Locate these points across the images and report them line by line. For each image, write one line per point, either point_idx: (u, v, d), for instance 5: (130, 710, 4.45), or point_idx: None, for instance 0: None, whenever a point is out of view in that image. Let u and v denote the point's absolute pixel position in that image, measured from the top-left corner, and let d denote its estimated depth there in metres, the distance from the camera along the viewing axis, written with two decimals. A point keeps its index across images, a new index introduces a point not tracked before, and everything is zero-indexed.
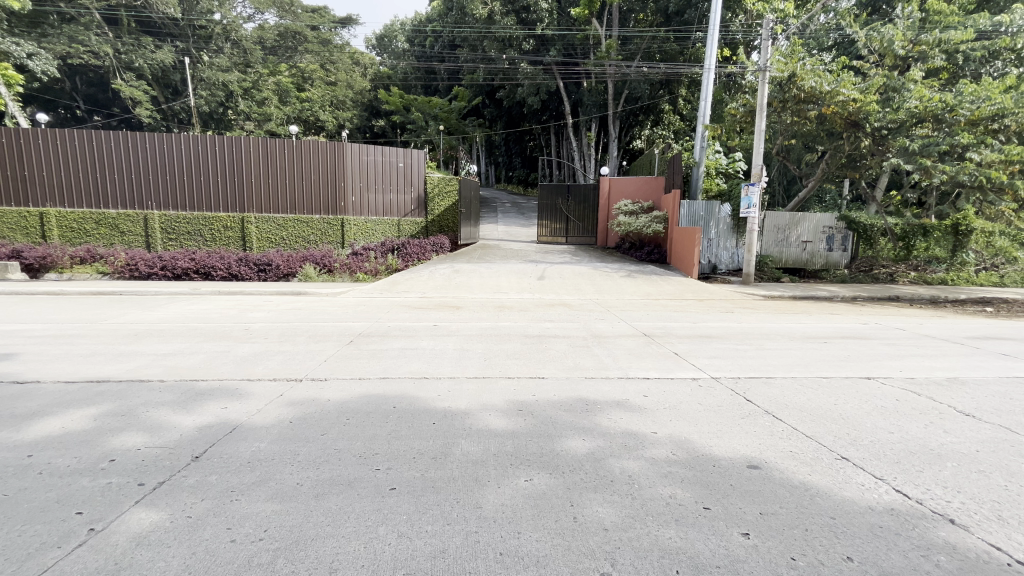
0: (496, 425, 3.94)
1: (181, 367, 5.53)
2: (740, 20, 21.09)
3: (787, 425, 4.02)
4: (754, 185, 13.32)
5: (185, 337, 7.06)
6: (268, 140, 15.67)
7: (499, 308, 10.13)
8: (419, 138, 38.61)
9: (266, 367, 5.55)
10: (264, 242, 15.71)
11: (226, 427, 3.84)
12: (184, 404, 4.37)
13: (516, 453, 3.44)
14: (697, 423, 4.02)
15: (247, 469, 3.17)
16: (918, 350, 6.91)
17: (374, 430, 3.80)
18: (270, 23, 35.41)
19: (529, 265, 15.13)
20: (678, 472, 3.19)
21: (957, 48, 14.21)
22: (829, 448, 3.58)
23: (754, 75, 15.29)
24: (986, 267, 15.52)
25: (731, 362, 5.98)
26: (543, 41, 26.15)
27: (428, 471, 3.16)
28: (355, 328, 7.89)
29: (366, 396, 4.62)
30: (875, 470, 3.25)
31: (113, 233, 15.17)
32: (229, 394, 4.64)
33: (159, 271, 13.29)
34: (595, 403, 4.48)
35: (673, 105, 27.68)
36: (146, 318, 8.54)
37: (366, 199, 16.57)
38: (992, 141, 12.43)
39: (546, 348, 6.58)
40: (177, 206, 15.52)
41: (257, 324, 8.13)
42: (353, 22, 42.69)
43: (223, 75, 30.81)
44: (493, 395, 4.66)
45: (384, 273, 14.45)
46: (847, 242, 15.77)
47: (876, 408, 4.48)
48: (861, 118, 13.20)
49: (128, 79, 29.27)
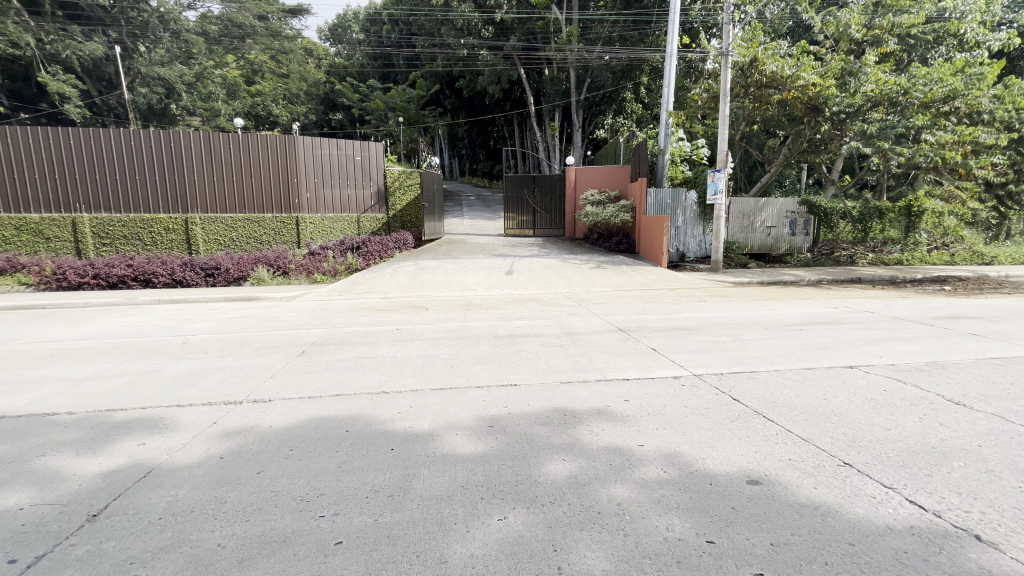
0: (464, 447, 3.48)
1: (95, 396, 4.75)
2: (699, 5, 20.94)
3: (780, 427, 3.71)
4: (721, 172, 13.22)
5: (110, 356, 6.25)
6: (209, 135, 14.53)
7: (466, 306, 9.60)
8: (379, 131, 37.56)
9: (200, 389, 4.87)
10: (211, 244, 14.59)
11: (138, 472, 3.21)
12: (91, 445, 3.68)
13: (488, 483, 2.97)
14: (686, 431, 3.65)
15: (156, 529, 2.57)
16: (892, 334, 6.83)
17: (322, 463, 3.26)
18: (213, 14, 32.30)
19: (496, 259, 14.61)
20: (672, 496, 2.81)
21: (909, 32, 14.51)
22: (829, 453, 3.28)
23: (715, 61, 15.27)
24: (937, 246, 16.32)
25: (712, 356, 5.70)
26: (502, 28, 25.33)
27: (383, 515, 2.66)
28: (308, 335, 7.22)
29: (315, 419, 4.06)
30: (882, 477, 2.96)
31: (36, 239, 13.69)
32: (150, 428, 3.96)
33: (91, 280, 12.11)
34: (573, 413, 4.07)
35: (634, 93, 27.48)
36: (68, 336, 7.57)
37: (322, 195, 15.67)
38: (945, 123, 12.72)
39: (518, 350, 6.12)
40: (110, 208, 14.17)
41: (198, 337, 7.34)
42: (303, 11, 40.62)
43: (162, 71, 28.35)
44: (460, 410, 4.16)
45: (343, 273, 13.56)
46: (809, 226, 15.97)
47: (867, 401, 4.24)
48: (821, 102, 13.27)
49: (54, 71, 26.53)
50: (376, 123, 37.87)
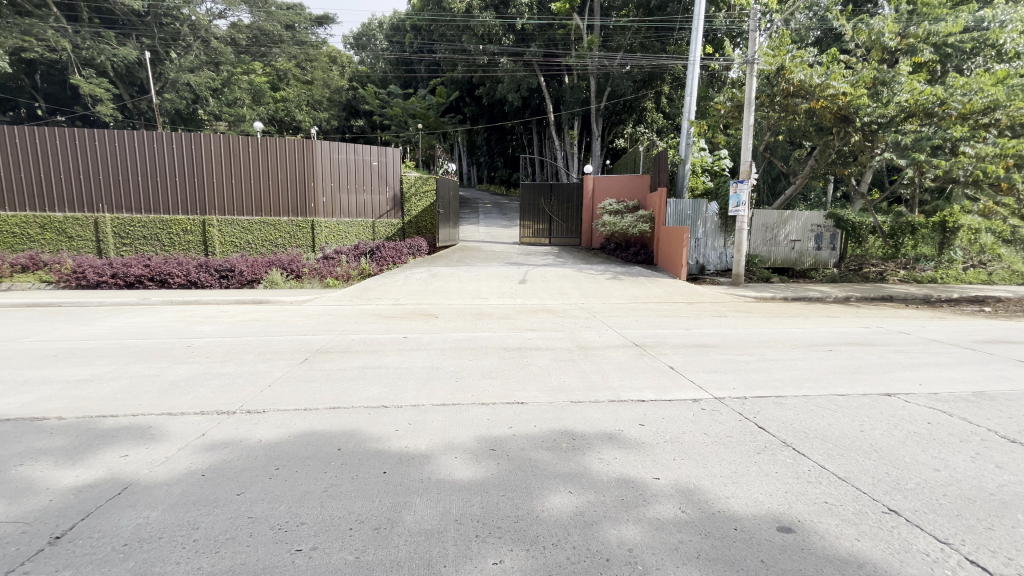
0: (461, 473, 3.20)
1: (89, 401, 4.60)
2: (723, 14, 20.59)
3: (814, 462, 3.34)
4: (744, 183, 12.78)
5: (113, 358, 6.15)
6: (229, 138, 14.66)
7: (477, 316, 9.33)
8: (399, 137, 37.85)
9: (194, 397, 4.68)
10: (227, 246, 14.66)
11: (114, 488, 3.01)
12: (72, 454, 3.49)
13: (485, 518, 2.67)
14: (707, 464, 3.31)
15: (117, 558, 2.34)
16: (932, 358, 6.32)
17: (307, 485, 3.01)
18: (243, 23, 33.05)
19: (510, 267, 14.36)
20: (691, 542, 2.48)
21: (946, 41, 13.92)
22: (871, 496, 2.91)
23: (739, 70, 15.00)
24: (974, 265, 15.52)
25: (734, 378, 5.32)
26: (523, 35, 25.65)
27: (364, 552, 2.39)
28: (313, 342, 7.03)
29: (307, 434, 3.82)
30: (936, 530, 2.58)
31: (59, 238, 13.91)
32: (135, 437, 3.77)
33: (109, 280, 12.20)
34: (582, 437, 3.76)
35: (656, 102, 27.08)
36: (76, 335, 7.54)
37: (338, 200, 15.67)
38: (985, 135, 12.10)
39: (527, 364, 5.82)
40: (131, 208, 14.37)
41: (203, 340, 7.22)
42: (329, 21, 41.37)
43: (189, 77, 29.05)
44: (461, 430, 3.88)
45: (356, 278, 13.47)
46: (836, 241, 15.37)
47: (909, 435, 3.83)
48: (851, 112, 12.78)
49: (87, 75, 27.40)
50: (396, 130, 38.21)
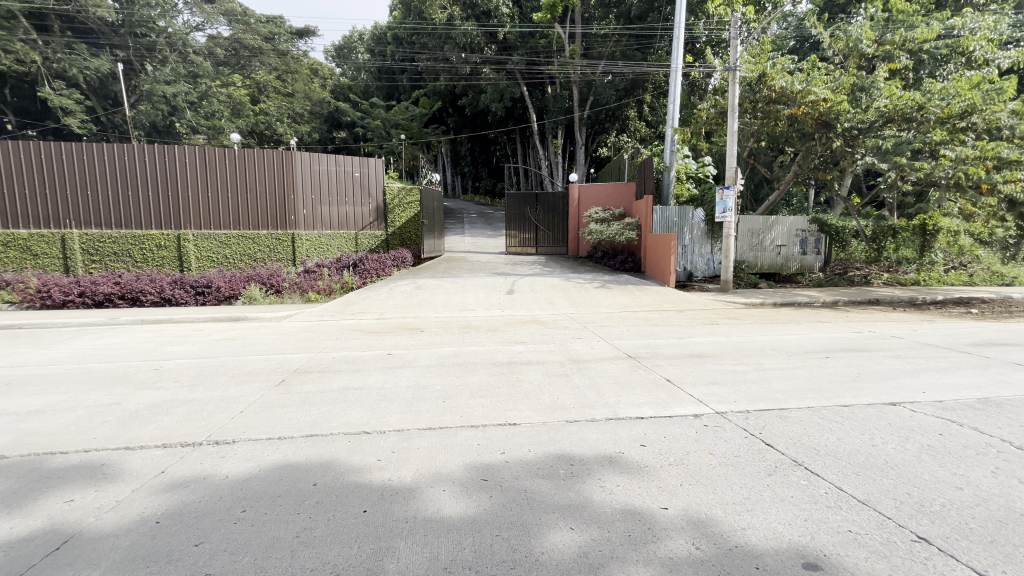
0: (450, 509, 2.89)
1: (36, 436, 4.17)
2: (703, 23, 20.79)
3: (830, 484, 3.11)
4: (729, 189, 12.74)
5: (72, 385, 5.69)
6: (204, 149, 14.21)
7: (465, 329, 9.01)
8: (382, 148, 37.55)
9: (156, 428, 4.27)
10: (204, 260, 14.11)
11: (52, 542, 2.63)
12: (8, 501, 3.09)
13: (478, 565, 2.38)
14: (718, 490, 3.05)
15: None
16: (930, 364, 6.19)
17: (276, 531, 2.67)
18: (222, 35, 32.58)
19: (497, 278, 14.08)
20: None
21: (922, 48, 14.18)
22: (897, 522, 2.69)
23: (721, 78, 15.21)
24: (954, 266, 15.74)
25: (734, 390, 5.11)
26: (505, 45, 25.69)
27: None
28: (291, 361, 6.64)
29: (279, 468, 3.47)
30: (973, 560, 2.36)
31: (24, 256, 13.22)
32: (85, 478, 3.37)
33: (76, 298, 11.60)
34: (581, 462, 3.48)
35: (638, 111, 27.31)
36: (33, 360, 7.02)
37: (319, 212, 15.27)
38: (963, 139, 12.25)
39: (518, 381, 5.53)
40: (101, 224, 13.78)
41: (172, 362, 6.77)
42: (310, 33, 41.12)
43: (164, 88, 28.36)
44: (449, 458, 3.56)
45: (338, 292, 13.06)
46: (820, 245, 15.46)
47: (923, 448, 3.64)
48: (832, 118, 12.87)
49: (58, 87, 26.67)
50: (378, 141, 37.88)
